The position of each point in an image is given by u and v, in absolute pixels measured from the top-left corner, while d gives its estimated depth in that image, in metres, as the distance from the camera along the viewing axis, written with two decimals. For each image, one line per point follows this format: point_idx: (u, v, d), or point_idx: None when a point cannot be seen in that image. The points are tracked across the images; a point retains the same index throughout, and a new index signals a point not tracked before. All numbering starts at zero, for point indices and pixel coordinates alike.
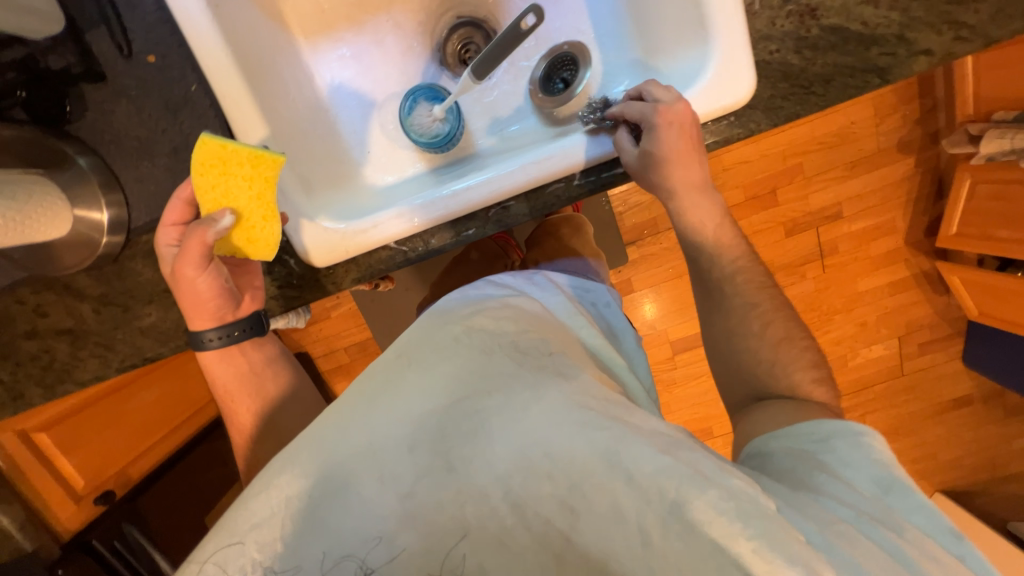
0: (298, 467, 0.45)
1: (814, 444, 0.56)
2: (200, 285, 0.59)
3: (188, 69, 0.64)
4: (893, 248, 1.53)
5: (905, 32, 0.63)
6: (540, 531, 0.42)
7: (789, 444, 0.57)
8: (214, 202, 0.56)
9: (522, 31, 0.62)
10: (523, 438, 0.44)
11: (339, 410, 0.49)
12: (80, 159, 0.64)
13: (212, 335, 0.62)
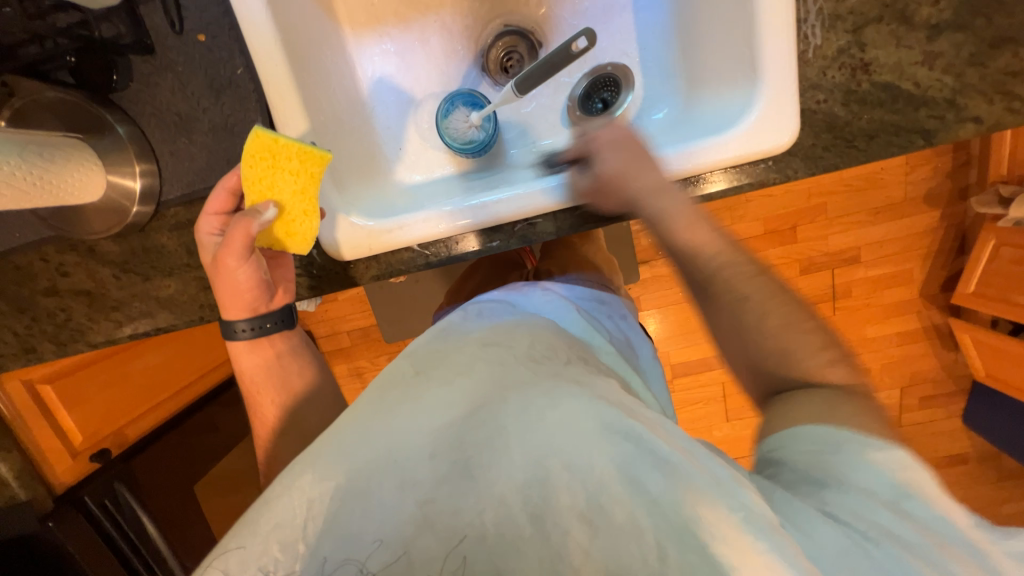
0: (322, 469, 0.44)
1: (821, 452, 0.47)
2: (238, 272, 0.58)
3: (236, 51, 0.64)
4: (907, 299, 1.52)
5: (956, 97, 0.62)
6: (558, 545, 0.37)
7: (794, 457, 0.48)
8: (259, 193, 0.58)
9: (572, 53, 0.62)
10: (537, 446, 0.42)
11: (360, 412, 0.49)
12: (120, 127, 0.65)
13: (243, 327, 0.60)
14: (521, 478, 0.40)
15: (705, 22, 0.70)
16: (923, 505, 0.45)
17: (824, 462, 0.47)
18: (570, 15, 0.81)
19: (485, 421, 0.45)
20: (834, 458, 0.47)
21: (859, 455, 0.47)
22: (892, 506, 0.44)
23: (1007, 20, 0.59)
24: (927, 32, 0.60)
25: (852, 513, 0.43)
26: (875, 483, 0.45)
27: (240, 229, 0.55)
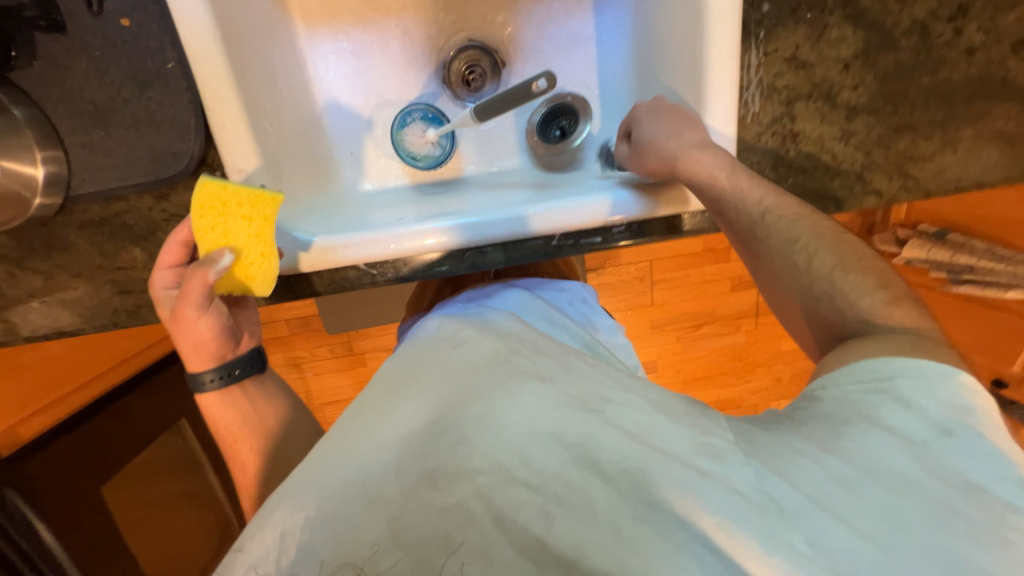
0: (292, 502, 0.43)
1: (864, 388, 0.48)
2: (200, 322, 0.58)
3: (167, 42, 0.58)
4: None
5: (864, 172, 0.70)
6: (520, 539, 0.39)
7: (838, 394, 0.49)
8: (213, 241, 0.57)
9: (533, 93, 0.63)
10: (502, 448, 0.43)
11: (332, 439, 0.48)
12: (17, 110, 0.57)
13: (210, 377, 0.60)
14: (485, 482, 0.41)
15: (660, 71, 0.73)
16: (983, 439, 0.43)
17: (866, 400, 0.47)
18: (534, 39, 0.81)
19: (448, 427, 0.45)
20: (877, 392, 0.47)
21: (901, 387, 0.46)
22: (940, 437, 0.43)
23: (909, 110, 0.68)
24: (846, 112, 0.67)
25: (886, 448, 0.42)
26: (924, 416, 0.44)
27: (196, 279, 0.55)
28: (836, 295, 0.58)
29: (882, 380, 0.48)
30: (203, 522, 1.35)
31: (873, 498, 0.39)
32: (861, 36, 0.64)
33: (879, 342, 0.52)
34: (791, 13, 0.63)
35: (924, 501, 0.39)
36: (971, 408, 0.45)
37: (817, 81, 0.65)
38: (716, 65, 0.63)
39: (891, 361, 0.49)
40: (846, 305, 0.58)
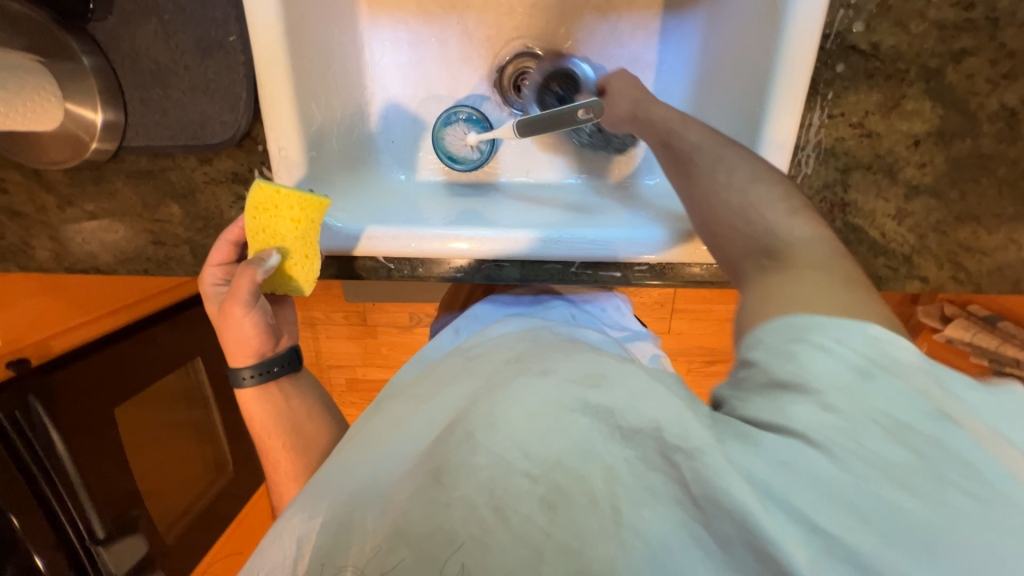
0: (309, 510, 0.45)
1: (789, 340, 0.40)
2: (246, 322, 0.61)
3: (232, 15, 0.60)
4: None
5: (913, 256, 0.65)
6: (521, 528, 0.36)
7: (764, 353, 0.40)
8: (262, 241, 0.60)
9: (576, 120, 0.62)
10: (506, 443, 0.39)
11: (348, 446, 0.53)
12: (86, 59, 0.60)
13: (247, 373, 0.64)
14: (489, 476, 0.38)
15: (716, 113, 0.70)
16: (904, 375, 0.36)
17: (790, 352, 0.39)
18: (594, 56, 0.80)
19: (454, 425, 0.44)
20: (798, 347, 0.39)
21: (822, 335, 0.39)
22: (869, 385, 0.35)
23: (977, 199, 0.63)
24: (906, 190, 0.63)
25: (832, 417, 0.35)
26: (850, 364, 0.37)
27: (245, 279, 0.58)
28: (774, 225, 0.52)
29: (802, 333, 0.40)
30: (200, 451, 1.42)
31: (825, 476, 0.33)
32: (939, 113, 0.59)
33: (814, 266, 0.46)
34: (867, 78, 0.59)
35: (889, 477, 0.32)
36: (894, 343, 0.38)
37: (880, 152, 0.61)
38: (775, 120, 0.60)
39: (811, 317, 0.41)
40: (782, 235, 0.51)
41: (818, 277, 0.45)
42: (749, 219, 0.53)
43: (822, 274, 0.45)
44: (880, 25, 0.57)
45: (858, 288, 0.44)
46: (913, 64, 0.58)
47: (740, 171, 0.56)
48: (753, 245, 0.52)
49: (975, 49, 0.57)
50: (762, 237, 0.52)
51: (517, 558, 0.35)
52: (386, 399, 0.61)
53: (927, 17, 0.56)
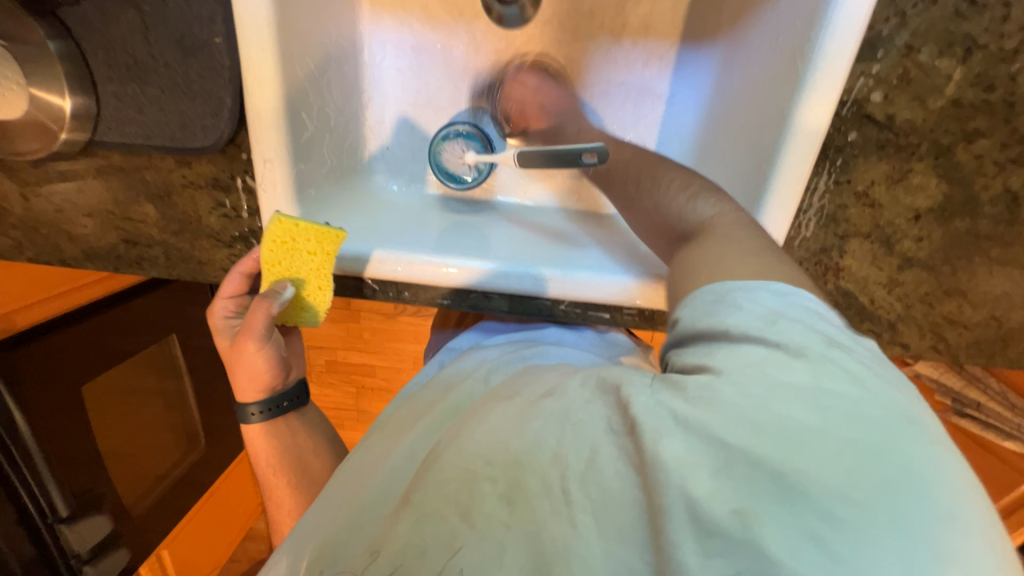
0: (296, 551, 0.43)
1: (709, 305, 0.40)
2: (257, 359, 0.63)
3: (219, 15, 0.55)
4: None
5: (898, 324, 0.65)
6: (487, 527, 0.34)
7: (692, 311, 0.41)
8: (276, 273, 0.59)
9: (579, 161, 0.60)
10: (475, 453, 0.38)
11: (355, 454, 0.54)
12: (51, 42, 0.55)
13: (254, 409, 0.66)
14: (450, 475, 0.37)
15: (721, 158, 0.68)
16: (807, 314, 0.37)
17: (711, 311, 0.40)
18: (603, 82, 0.77)
19: (434, 451, 0.41)
20: (717, 304, 0.40)
21: (740, 297, 0.39)
22: (783, 324, 0.36)
23: (967, 276, 0.63)
24: (900, 261, 0.63)
25: (745, 357, 0.35)
26: (763, 312, 0.37)
27: (257, 319, 0.59)
28: (684, 210, 0.53)
29: (726, 292, 0.40)
30: (169, 418, 1.39)
31: (729, 403, 0.33)
32: (944, 190, 0.59)
33: (721, 241, 0.47)
34: (877, 148, 0.58)
35: (795, 399, 0.32)
36: (798, 294, 0.39)
37: (881, 223, 0.61)
38: (784, 178, 0.58)
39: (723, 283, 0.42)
40: (696, 215, 0.52)
41: (716, 250, 0.46)
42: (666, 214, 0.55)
43: (719, 244, 0.47)
44: (898, 97, 0.56)
45: (759, 251, 0.45)
46: (925, 139, 0.57)
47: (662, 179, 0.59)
48: (677, 231, 0.54)
49: (987, 131, 0.56)
50: (685, 227, 0.53)
51: (485, 551, 0.33)
52: (378, 427, 0.60)
53: (945, 94, 0.55)
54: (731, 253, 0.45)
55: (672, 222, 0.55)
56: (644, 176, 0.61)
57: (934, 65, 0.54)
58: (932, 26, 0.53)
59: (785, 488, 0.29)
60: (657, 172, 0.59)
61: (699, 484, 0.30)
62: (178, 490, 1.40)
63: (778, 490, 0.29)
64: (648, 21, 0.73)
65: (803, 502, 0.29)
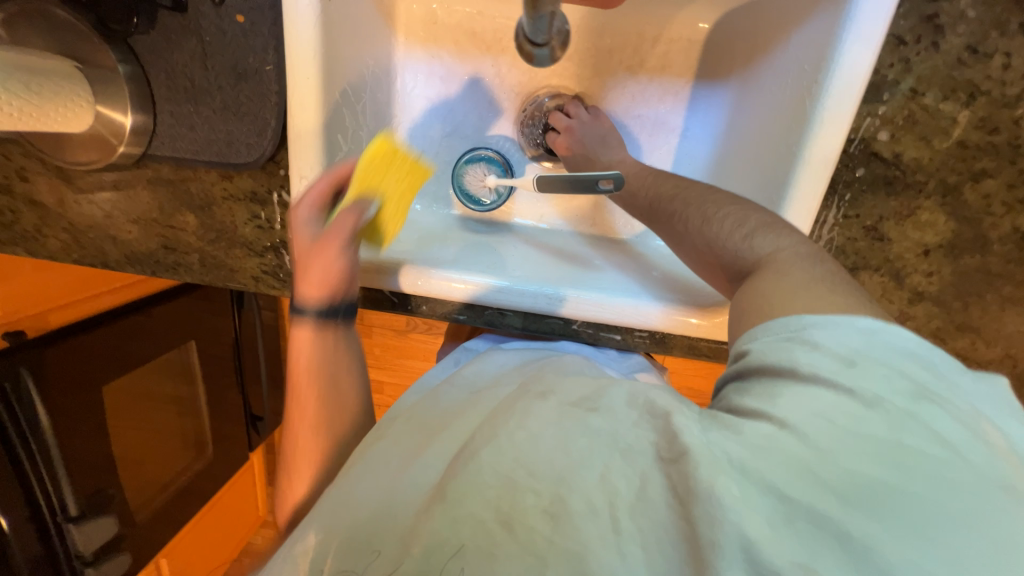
0: (320, 528, 0.42)
1: (783, 339, 0.41)
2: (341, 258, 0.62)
3: (271, 46, 0.60)
4: None
5: None
6: (526, 542, 0.34)
7: (761, 346, 0.42)
8: (364, 186, 0.60)
9: (596, 188, 0.63)
10: (512, 461, 0.38)
11: (372, 444, 0.52)
12: (121, 67, 0.60)
13: (313, 309, 0.64)
14: (501, 478, 0.38)
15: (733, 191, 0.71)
16: (883, 356, 0.37)
17: (781, 347, 0.40)
18: (621, 113, 0.81)
19: (475, 450, 0.41)
20: (785, 341, 0.41)
21: (815, 334, 0.40)
22: (861, 368, 0.36)
23: (978, 313, 0.64)
24: (911, 295, 0.64)
25: (814, 403, 0.35)
26: (840, 355, 0.38)
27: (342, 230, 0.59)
28: (739, 250, 0.54)
29: (796, 331, 0.41)
30: (181, 423, 1.41)
31: (791, 451, 0.33)
32: (953, 227, 0.60)
33: (775, 280, 0.48)
34: (885, 185, 0.60)
35: (875, 455, 0.32)
36: (884, 334, 0.39)
37: (891, 257, 0.62)
38: (794, 214, 0.60)
39: (803, 316, 0.43)
40: (757, 252, 0.52)
41: (772, 288, 0.47)
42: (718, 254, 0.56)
43: (771, 282, 0.48)
44: (904, 137, 0.58)
45: (817, 285, 0.46)
46: (932, 177, 0.59)
47: (694, 219, 0.59)
48: (733, 269, 0.55)
49: (994, 171, 0.58)
50: (741, 265, 0.53)
51: (522, 564, 0.34)
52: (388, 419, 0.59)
53: (951, 135, 0.57)
54: (787, 288, 0.46)
55: (728, 261, 0.55)
56: (688, 212, 0.60)
57: (939, 108, 0.57)
58: (935, 72, 0.56)
59: (850, 550, 0.31)
60: (696, 209, 0.60)
61: (760, 528, 0.31)
62: (183, 495, 1.41)
63: (841, 547, 0.31)
64: (665, 60, 0.77)
65: (864, 562, 0.30)
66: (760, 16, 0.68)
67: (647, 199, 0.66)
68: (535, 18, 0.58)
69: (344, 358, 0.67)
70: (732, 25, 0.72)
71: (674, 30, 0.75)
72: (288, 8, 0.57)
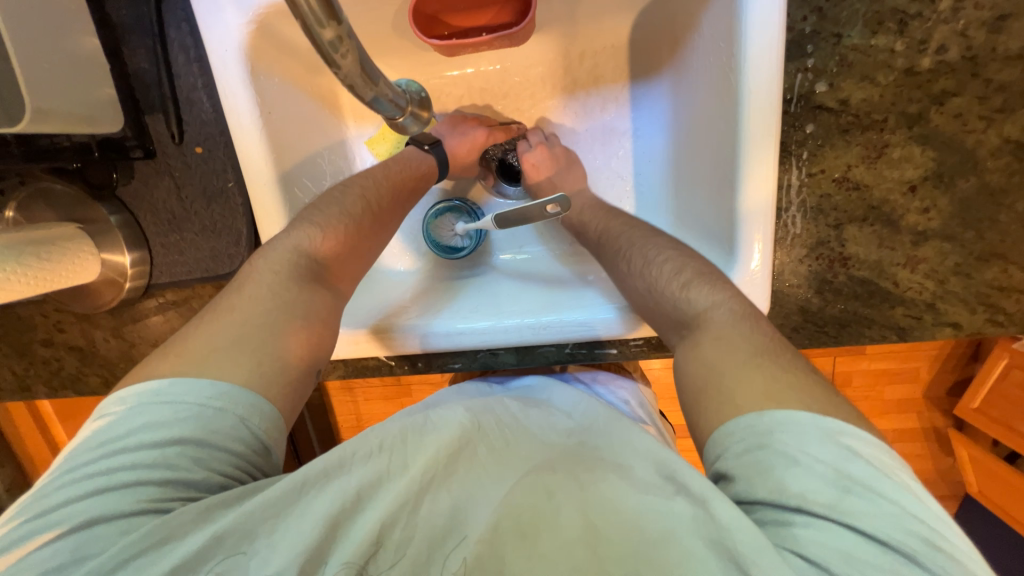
0: (366, 477, 0.44)
1: (755, 448, 0.42)
2: (475, 133, 0.76)
3: (229, 165, 0.66)
4: (908, 397, 1.28)
5: (936, 303, 0.60)
6: None
7: (739, 468, 0.42)
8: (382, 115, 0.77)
9: (547, 214, 0.64)
10: (588, 528, 0.41)
11: (400, 426, 0.49)
12: (113, 217, 0.68)
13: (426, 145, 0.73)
14: (571, 538, 0.41)
15: (694, 179, 0.68)
16: (865, 475, 0.39)
17: (761, 467, 0.41)
18: (569, 132, 0.82)
19: (522, 519, 0.42)
20: (764, 454, 0.41)
21: (787, 442, 0.41)
22: (850, 497, 0.38)
23: (998, 237, 0.57)
24: (912, 237, 0.59)
25: (819, 532, 0.37)
26: (827, 479, 0.38)
27: (423, 167, 0.72)
28: (677, 300, 0.57)
29: (765, 439, 0.42)
30: None
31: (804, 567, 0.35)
32: (932, 156, 0.56)
33: (717, 344, 0.50)
34: (841, 133, 0.57)
35: None
36: (855, 441, 0.41)
37: (874, 203, 0.58)
38: (751, 188, 0.58)
39: (767, 412, 0.43)
40: (694, 305, 0.56)
41: (717, 360, 0.49)
42: (657, 301, 0.59)
43: (718, 352, 0.49)
44: (844, 82, 0.55)
45: (758, 357, 0.48)
46: (890, 113, 0.55)
47: (637, 259, 0.63)
48: (673, 319, 0.58)
49: (957, 89, 0.54)
50: (679, 315, 0.57)
51: None
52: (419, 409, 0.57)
53: (893, 67, 0.54)
54: (734, 365, 0.47)
55: (666, 310, 0.58)
56: (634, 252, 0.64)
57: (872, 45, 0.54)
58: (855, 12, 0.54)
59: None
60: (640, 248, 0.64)
61: None
62: None
63: None
64: (595, 72, 0.79)
65: None
66: (671, 7, 0.68)
67: (598, 230, 0.70)
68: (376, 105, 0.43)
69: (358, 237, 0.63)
70: (649, 22, 0.73)
71: (595, 42, 0.77)
72: (234, 127, 0.63)
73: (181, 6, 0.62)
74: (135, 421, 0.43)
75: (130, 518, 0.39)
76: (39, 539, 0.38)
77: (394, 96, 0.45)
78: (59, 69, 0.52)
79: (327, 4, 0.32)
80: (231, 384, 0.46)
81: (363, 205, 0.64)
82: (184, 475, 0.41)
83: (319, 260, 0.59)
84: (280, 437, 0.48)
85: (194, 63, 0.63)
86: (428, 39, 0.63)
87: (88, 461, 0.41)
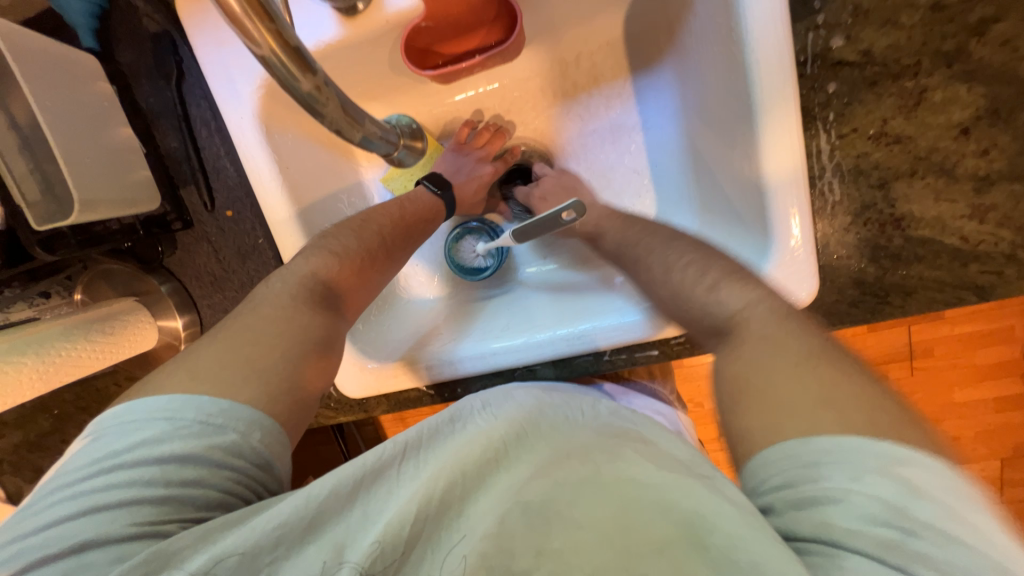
0: (388, 482, 0.40)
1: (798, 470, 0.36)
2: (481, 172, 0.80)
3: (257, 224, 0.70)
4: (1004, 360, 1.08)
5: (1019, 253, 0.53)
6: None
7: (781, 503, 0.36)
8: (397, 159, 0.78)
9: (562, 223, 0.63)
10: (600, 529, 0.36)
11: (430, 431, 0.45)
12: (163, 286, 0.72)
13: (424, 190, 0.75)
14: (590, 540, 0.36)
15: (714, 162, 0.65)
16: (929, 514, 0.32)
17: (805, 500, 0.35)
18: (577, 136, 0.81)
19: (531, 504, 0.38)
20: (805, 487, 0.35)
21: (827, 473, 0.35)
22: (913, 541, 0.31)
23: None
24: (975, 184, 0.52)
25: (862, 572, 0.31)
26: (877, 521, 0.32)
27: (436, 209, 0.74)
28: (707, 302, 0.52)
29: (804, 472, 0.36)
30: None
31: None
32: (981, 92, 0.51)
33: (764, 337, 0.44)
34: (869, 86, 0.53)
35: None
36: (910, 470, 0.34)
37: (921, 154, 0.53)
38: (774, 152, 0.54)
39: (811, 439, 0.37)
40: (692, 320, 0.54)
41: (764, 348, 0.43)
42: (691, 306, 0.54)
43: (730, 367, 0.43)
44: (863, 32, 0.52)
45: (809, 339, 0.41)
46: (922, 55, 0.52)
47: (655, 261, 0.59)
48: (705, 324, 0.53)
49: (997, 16, 0.50)
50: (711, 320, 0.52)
51: None
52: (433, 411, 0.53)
53: (917, 6, 0.51)
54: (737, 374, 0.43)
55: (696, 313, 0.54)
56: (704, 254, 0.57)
57: None
58: None
59: None
60: (670, 255, 0.59)
61: None
62: None
63: None
64: (593, 73, 0.78)
65: None
66: None
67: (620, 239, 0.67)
68: (366, 145, 0.51)
69: (378, 279, 0.65)
70: (643, 13, 0.71)
71: (590, 44, 0.76)
72: (255, 183, 0.66)
73: (199, 85, 0.67)
74: (131, 438, 0.43)
75: (128, 539, 0.38)
76: (29, 557, 0.38)
77: (384, 133, 0.53)
78: (94, 160, 0.59)
79: (299, 57, 0.36)
80: (230, 401, 0.46)
81: (378, 239, 0.65)
82: (182, 493, 0.42)
83: (336, 283, 0.60)
84: (282, 453, 0.48)
85: (215, 134, 0.68)
86: (422, 72, 0.65)
87: (84, 477, 0.41)
